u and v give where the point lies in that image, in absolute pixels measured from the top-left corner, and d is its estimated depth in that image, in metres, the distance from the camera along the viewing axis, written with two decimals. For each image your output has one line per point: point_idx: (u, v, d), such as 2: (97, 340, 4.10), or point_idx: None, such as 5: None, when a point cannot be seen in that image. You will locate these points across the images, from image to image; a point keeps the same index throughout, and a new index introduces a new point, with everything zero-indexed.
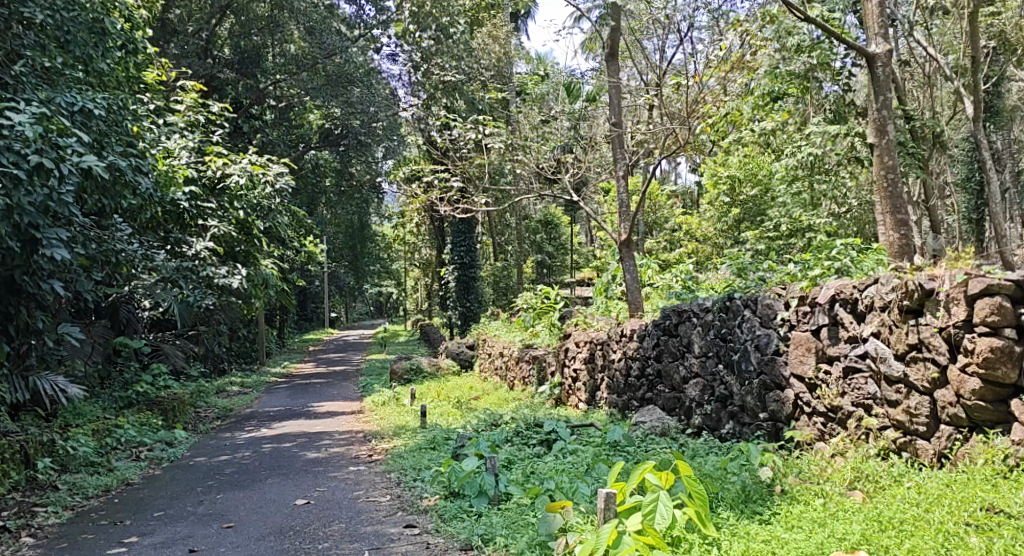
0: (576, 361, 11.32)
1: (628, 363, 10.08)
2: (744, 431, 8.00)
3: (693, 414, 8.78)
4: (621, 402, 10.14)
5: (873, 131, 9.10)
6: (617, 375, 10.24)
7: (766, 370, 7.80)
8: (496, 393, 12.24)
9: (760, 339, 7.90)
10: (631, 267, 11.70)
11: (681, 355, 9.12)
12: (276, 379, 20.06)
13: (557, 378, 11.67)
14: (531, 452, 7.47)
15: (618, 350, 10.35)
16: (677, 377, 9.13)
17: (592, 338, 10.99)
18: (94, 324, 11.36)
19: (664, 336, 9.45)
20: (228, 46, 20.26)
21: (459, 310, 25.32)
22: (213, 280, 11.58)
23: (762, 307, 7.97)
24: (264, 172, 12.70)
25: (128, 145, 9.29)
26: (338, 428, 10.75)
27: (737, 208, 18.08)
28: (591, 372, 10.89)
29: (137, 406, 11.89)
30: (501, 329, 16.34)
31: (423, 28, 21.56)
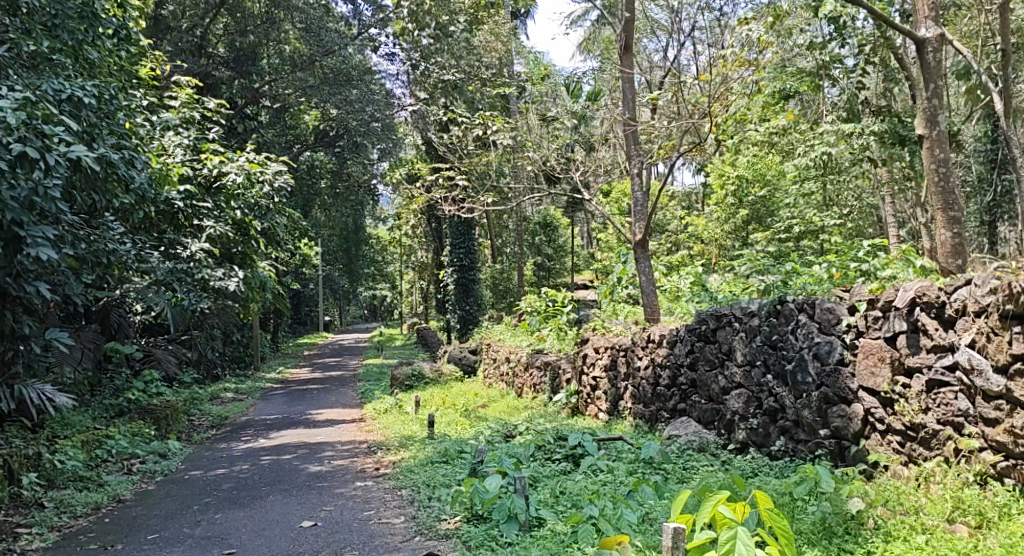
0: (595, 368, 10.87)
1: (657, 372, 9.64)
2: (800, 449, 7.55)
3: (735, 427, 8.33)
4: (649, 412, 9.70)
5: (924, 124, 8.96)
6: (643, 384, 9.80)
7: (828, 383, 7.35)
8: (506, 401, 11.78)
9: (821, 348, 7.44)
10: (646, 269, 11.27)
11: (721, 364, 8.65)
12: (273, 385, 19.58)
13: (573, 386, 11.23)
14: (556, 470, 7.09)
15: (645, 357, 9.90)
16: (716, 388, 8.67)
17: (614, 344, 10.55)
18: (83, 329, 10.89)
19: (699, 342, 8.99)
20: (222, 44, 19.80)
21: (457, 314, 24.72)
22: (208, 282, 11.12)
23: (821, 312, 7.50)
24: (262, 171, 12.24)
25: (120, 139, 8.83)
26: (340, 438, 10.30)
27: (744, 210, 17.70)
28: (612, 380, 10.45)
29: (129, 414, 11.42)
30: (505, 334, 15.89)
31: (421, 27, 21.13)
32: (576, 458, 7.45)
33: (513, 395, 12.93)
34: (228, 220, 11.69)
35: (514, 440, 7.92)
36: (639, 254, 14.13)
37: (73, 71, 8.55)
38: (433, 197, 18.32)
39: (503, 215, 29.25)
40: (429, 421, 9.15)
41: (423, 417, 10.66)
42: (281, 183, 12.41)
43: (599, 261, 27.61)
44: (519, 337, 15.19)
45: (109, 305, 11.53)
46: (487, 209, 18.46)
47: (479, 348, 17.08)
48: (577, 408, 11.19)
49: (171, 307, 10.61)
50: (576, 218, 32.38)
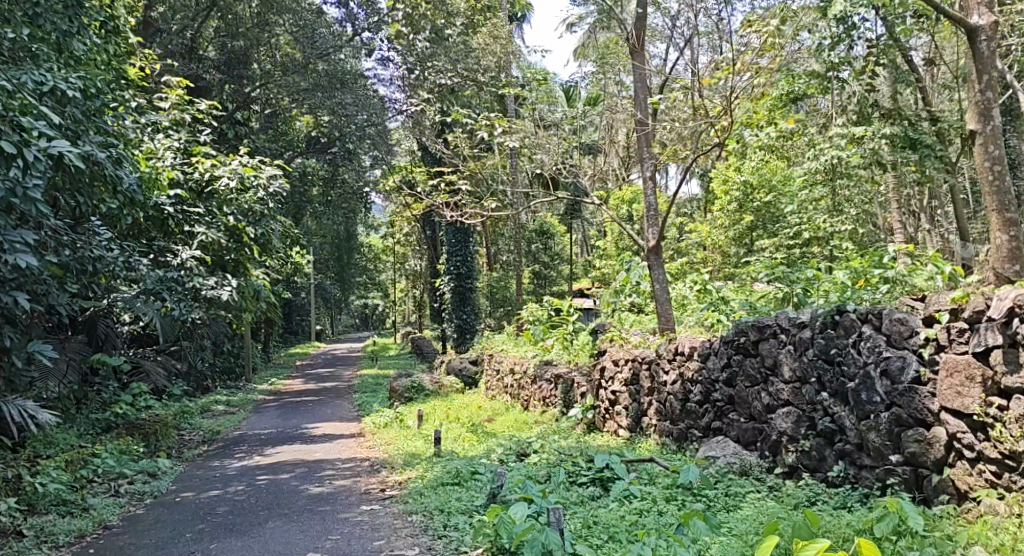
0: (614, 382, 10.42)
1: (686, 387, 9.15)
2: (865, 476, 7.03)
3: (782, 449, 7.82)
4: (677, 430, 9.21)
5: (977, 118, 8.77)
6: (671, 400, 9.33)
7: (900, 403, 6.82)
8: (514, 415, 11.33)
9: (891, 364, 6.90)
10: (659, 276, 10.85)
11: (763, 379, 8.14)
12: (265, 396, 19.07)
13: (587, 400, 10.77)
14: (583, 497, 6.70)
15: (672, 371, 9.42)
16: (758, 406, 8.15)
17: (635, 356, 10.09)
18: (69, 341, 10.42)
19: (737, 356, 8.47)
20: (213, 47, 19.48)
21: (454, 323, 24.19)
22: (200, 291, 10.64)
23: (891, 323, 6.97)
24: (257, 175, 11.79)
25: (106, 136, 8.41)
26: (338, 454, 9.84)
27: (750, 216, 17.26)
28: (632, 395, 9.99)
29: (117, 431, 10.92)
30: (507, 344, 15.44)
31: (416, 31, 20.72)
32: (603, 481, 7.04)
33: (517, 409, 12.50)
34: (220, 226, 11.22)
35: (528, 459, 7.49)
36: (645, 261, 13.71)
37: (59, 63, 8.10)
38: (433, 203, 17.89)
39: (499, 223, 28.78)
40: (435, 438, 8.71)
41: (426, 432, 10.21)
42: (275, 188, 11.99)
43: (597, 268, 27.19)
44: (521, 347, 14.74)
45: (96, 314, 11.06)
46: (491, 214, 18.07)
47: (480, 358, 16.60)
48: (589, 423, 10.74)
49: (161, 316, 10.10)
50: (572, 225, 32.00)
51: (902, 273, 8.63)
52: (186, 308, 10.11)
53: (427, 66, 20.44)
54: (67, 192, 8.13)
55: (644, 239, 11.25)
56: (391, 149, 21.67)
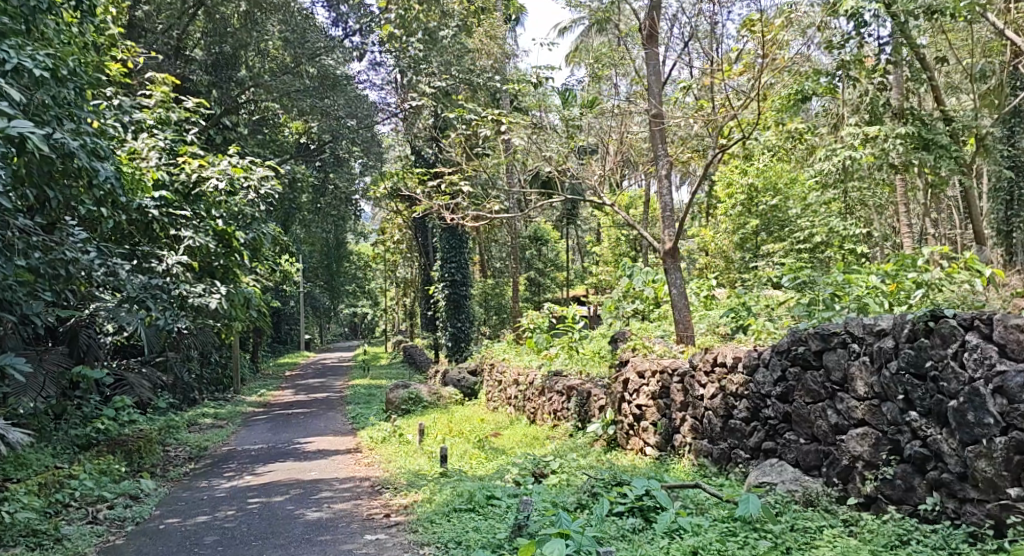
0: (637, 396, 9.75)
1: (729, 403, 8.44)
2: (975, 510, 6.23)
3: (856, 476, 7.05)
4: (719, 451, 8.50)
5: None
6: (710, 417, 8.64)
7: (1019, 425, 6.01)
8: (524, 431, 10.69)
9: (1007, 379, 6.09)
10: (677, 281, 10.34)
11: (831, 395, 7.41)
12: (254, 409, 18.37)
13: (608, 415, 10.10)
14: (623, 536, 6.27)
15: (710, 384, 8.74)
16: (824, 426, 7.41)
17: (664, 368, 9.43)
18: (46, 353, 9.76)
19: (796, 370, 7.76)
20: (202, 47, 18.46)
21: (449, 331, 23.43)
22: (186, 300, 9.99)
23: (1006, 331, 6.18)
24: (247, 176, 11.16)
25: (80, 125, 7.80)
26: (334, 473, 9.21)
27: (755, 219, 16.49)
28: (662, 410, 9.33)
29: (97, 450, 10.25)
30: (508, 354, 14.81)
31: (409, 34, 19.35)
32: (644, 512, 6.61)
33: (522, 423, 11.87)
34: (208, 229, 10.57)
35: (549, 482, 6.89)
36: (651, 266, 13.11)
37: (25, 44, 7.45)
38: (432, 206, 17.30)
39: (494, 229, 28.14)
40: (442, 456, 8.10)
41: (430, 448, 9.58)
42: (266, 190, 11.38)
43: (594, 274, 26.62)
44: (524, 357, 14.11)
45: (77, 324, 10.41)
46: (493, 217, 17.52)
47: (479, 368, 15.97)
48: (607, 439, 10.08)
49: (145, 326, 9.42)
50: (567, 232, 31.47)
51: (940, 278, 8.25)
52: (172, 317, 9.42)
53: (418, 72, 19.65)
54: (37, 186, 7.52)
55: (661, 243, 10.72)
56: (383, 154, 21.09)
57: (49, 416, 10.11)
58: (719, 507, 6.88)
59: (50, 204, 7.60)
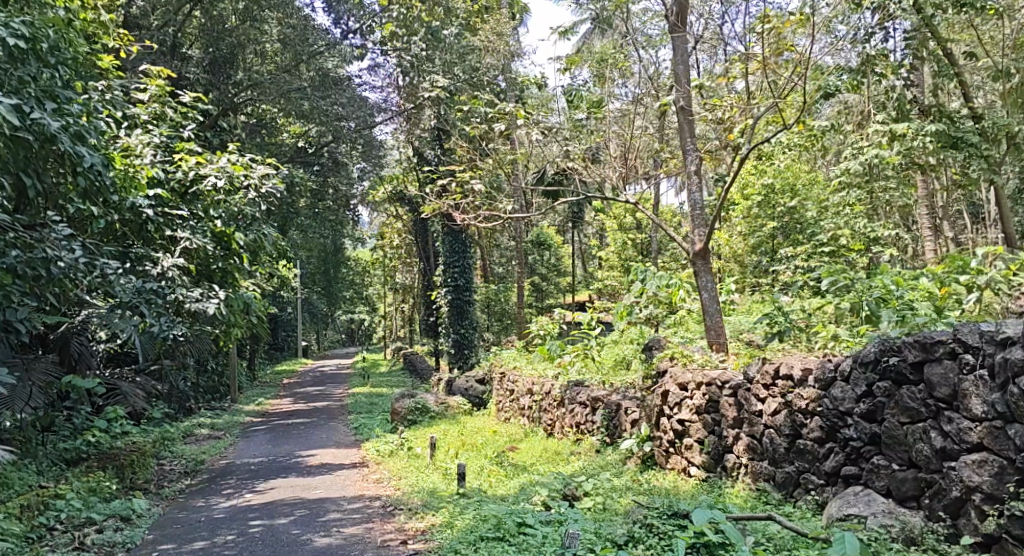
0: (679, 410, 8.97)
1: (798, 421, 7.57)
2: None
3: (971, 511, 6.15)
4: (784, 474, 7.67)
5: None
6: (773, 437, 7.79)
7: None
8: (544, 446, 10.03)
9: None
10: (708, 284, 9.76)
11: (937, 414, 6.47)
12: (253, 418, 17.76)
13: (644, 431, 9.39)
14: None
15: (772, 399, 7.86)
16: (925, 451, 6.51)
17: (710, 379, 8.65)
18: (35, 362, 9.21)
19: (887, 385, 6.84)
20: (199, 44, 17.73)
21: (452, 338, 22.81)
22: (182, 304, 9.40)
23: None
24: (247, 174, 10.56)
25: (62, 107, 7.56)
26: (341, 491, 8.62)
27: (773, 221, 15.87)
28: (709, 427, 8.54)
29: (86, 466, 9.70)
30: (518, 361, 14.21)
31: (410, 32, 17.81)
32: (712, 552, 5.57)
33: (538, 435, 11.27)
34: (206, 230, 9.99)
35: (583, 509, 6.31)
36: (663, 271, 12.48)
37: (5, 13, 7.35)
38: (439, 207, 16.72)
39: (496, 233, 27.56)
40: (460, 474, 7.52)
41: (445, 465, 8.97)
42: (268, 189, 10.74)
43: (600, 280, 26.00)
44: (537, 366, 13.50)
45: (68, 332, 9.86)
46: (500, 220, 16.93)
47: (488, 376, 15.35)
48: (637, 456, 9.41)
49: (138, 333, 8.84)
50: (571, 236, 30.85)
51: (996, 280, 7.84)
52: (167, 323, 8.84)
53: (420, 70, 19.06)
54: (12, 173, 7.41)
55: (689, 246, 10.13)
56: (382, 158, 20.77)
57: (38, 429, 9.56)
58: (805, 548, 6.17)
59: (28, 191, 7.51)
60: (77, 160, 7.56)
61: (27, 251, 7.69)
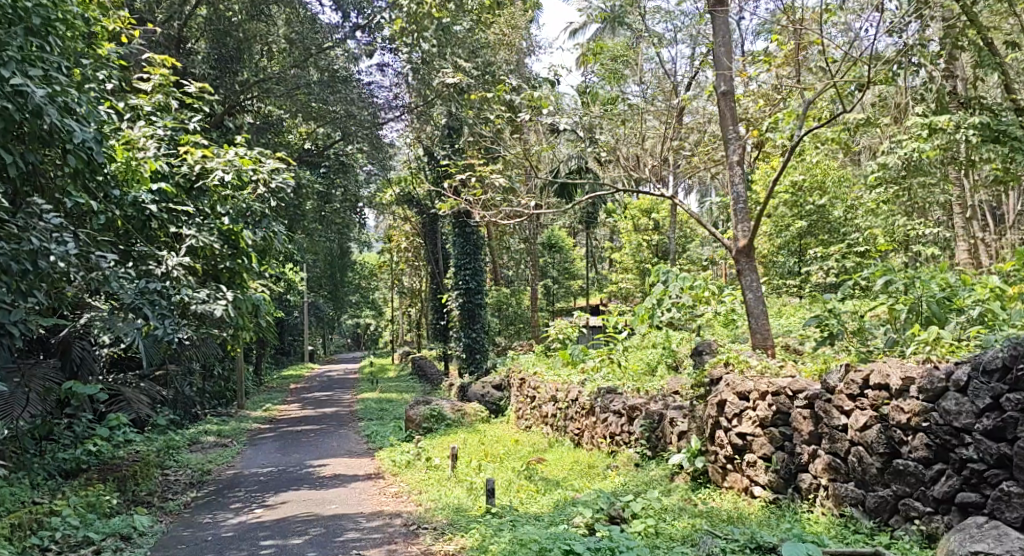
0: (739, 422, 8.07)
1: (898, 437, 6.65)
2: None
3: None
4: (878, 499, 6.75)
5: None
6: (866, 455, 6.86)
7: None
8: (575, 459, 9.40)
9: None
10: (753, 284, 9.11)
11: None
12: (260, 425, 17.18)
13: (694, 445, 8.54)
14: None
15: (862, 411, 6.92)
16: None
17: (775, 388, 7.76)
18: (34, 369, 8.72)
19: (1019, 397, 5.95)
20: (205, 38, 17.20)
21: (463, 343, 22.22)
22: (189, 306, 8.86)
23: None
24: (256, 167, 9.93)
25: (48, 76, 7.37)
26: (357, 507, 8.07)
27: (800, 221, 15.25)
28: (777, 442, 7.65)
29: (86, 478, 9.19)
30: (538, 367, 13.61)
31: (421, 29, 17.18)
32: None
33: (563, 445, 10.69)
34: (213, 228, 9.46)
35: (635, 537, 5.78)
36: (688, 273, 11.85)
37: None
38: (456, 206, 16.10)
39: (508, 234, 26.95)
40: (487, 490, 7.00)
41: (469, 478, 8.43)
42: (279, 183, 10.10)
43: (614, 283, 25.38)
44: (559, 372, 12.88)
45: (69, 335, 9.34)
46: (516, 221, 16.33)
47: (506, 382, 14.76)
48: (676, 469, 8.70)
49: (143, 337, 8.31)
50: (583, 239, 30.24)
51: None
52: (172, 326, 8.31)
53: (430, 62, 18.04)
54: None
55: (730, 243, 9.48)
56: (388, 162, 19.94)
57: (37, 440, 9.07)
58: None
59: (9, 167, 7.14)
60: (66, 134, 7.32)
61: (11, 242, 7.15)
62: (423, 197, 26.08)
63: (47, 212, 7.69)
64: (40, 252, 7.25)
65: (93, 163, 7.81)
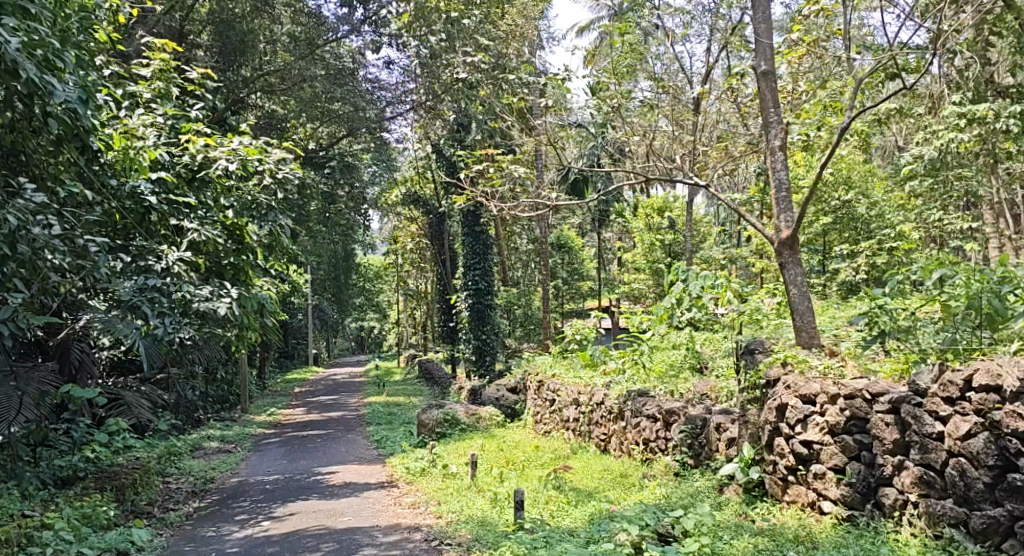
0: (804, 429, 7.39)
1: (1013, 448, 5.95)
2: None
3: None
4: (984, 519, 6.06)
5: None
6: (971, 469, 6.16)
7: None
8: (604, 468, 8.85)
9: None
10: (796, 278, 8.62)
11: None
12: (265, 430, 16.64)
13: (748, 454, 7.88)
14: None
15: (966, 418, 6.24)
16: None
17: (850, 391, 7.09)
18: (30, 372, 8.26)
19: None
20: (207, 31, 16.66)
21: (472, 345, 21.61)
22: (191, 304, 8.34)
23: None
24: (263, 158, 9.42)
25: (25, 27, 6.64)
26: (371, 519, 7.57)
27: (826, 217, 14.68)
28: (852, 452, 6.99)
29: (84, 487, 8.70)
30: (556, 369, 13.05)
31: (430, 24, 16.41)
32: None
33: (588, 452, 10.13)
34: (216, 222, 8.96)
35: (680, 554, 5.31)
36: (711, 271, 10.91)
37: None
38: (470, 198, 15.53)
39: (517, 234, 26.36)
40: (516, 502, 6.53)
41: (490, 487, 7.93)
42: (286, 174, 9.56)
43: (626, 283, 24.75)
44: (579, 375, 12.34)
45: (69, 337, 8.89)
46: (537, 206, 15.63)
47: (521, 385, 14.20)
48: (725, 480, 8.07)
49: (141, 337, 7.84)
50: (593, 238, 29.62)
51: None
52: (172, 326, 7.83)
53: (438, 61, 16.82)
54: None
55: (771, 235, 9.01)
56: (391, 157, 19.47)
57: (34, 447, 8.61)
58: None
59: None
60: (46, 93, 6.64)
61: None
62: (430, 196, 25.49)
63: (30, 191, 7.18)
64: (20, 235, 6.75)
65: (79, 123, 7.19)
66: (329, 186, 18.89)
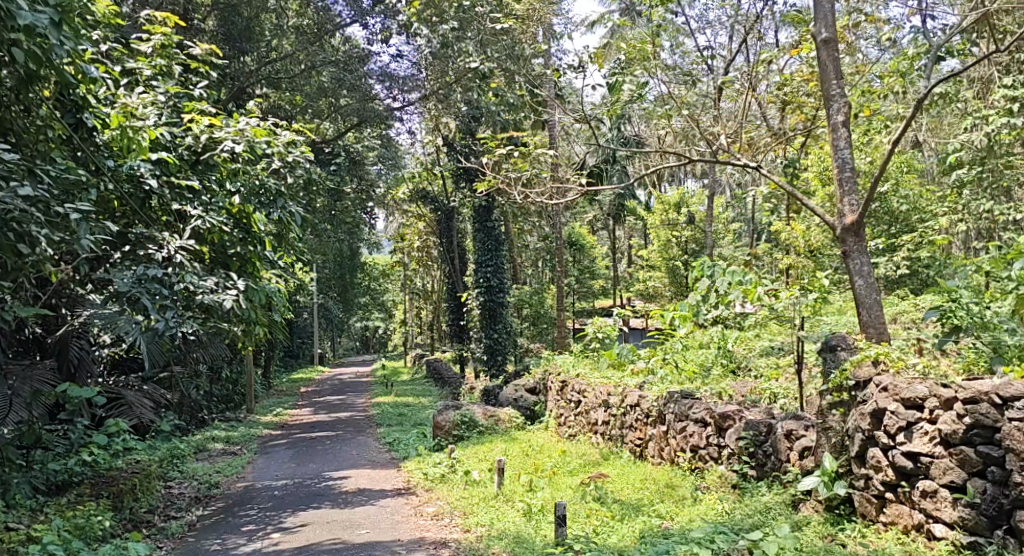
0: (907, 439, 6.33)
1: None
2: None
3: None
4: None
5: None
6: None
7: None
8: (644, 477, 8.27)
9: None
10: (861, 268, 7.82)
11: None
12: (272, 431, 16.01)
13: (830, 466, 6.87)
14: None
15: None
16: None
17: (973, 395, 5.98)
18: (29, 372, 7.72)
19: None
20: (211, 16, 16.03)
21: (484, 344, 20.90)
22: (195, 296, 7.64)
23: None
24: (271, 140, 8.73)
25: None
26: (392, 533, 7.08)
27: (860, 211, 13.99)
28: (974, 467, 5.93)
29: (78, 494, 8.07)
30: (580, 368, 12.39)
31: (442, 15, 15.64)
32: None
33: (620, 458, 9.46)
34: (221, 207, 8.29)
35: None
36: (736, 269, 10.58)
37: None
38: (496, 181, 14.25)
39: (529, 231, 25.70)
40: (557, 519, 6.14)
41: (522, 496, 7.49)
42: (296, 157, 8.85)
43: (642, 281, 24.04)
44: (606, 375, 11.69)
45: (69, 333, 8.33)
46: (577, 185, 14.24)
47: (541, 386, 13.53)
48: (793, 494, 7.13)
49: (142, 332, 7.19)
50: (606, 236, 28.92)
51: None
52: (174, 319, 7.17)
53: (450, 53, 15.86)
54: None
55: (833, 220, 8.20)
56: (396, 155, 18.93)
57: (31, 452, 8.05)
58: None
59: None
60: (13, 15, 5.83)
61: None
62: (440, 192, 24.83)
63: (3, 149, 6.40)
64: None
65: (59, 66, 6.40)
66: (337, 180, 18.21)
